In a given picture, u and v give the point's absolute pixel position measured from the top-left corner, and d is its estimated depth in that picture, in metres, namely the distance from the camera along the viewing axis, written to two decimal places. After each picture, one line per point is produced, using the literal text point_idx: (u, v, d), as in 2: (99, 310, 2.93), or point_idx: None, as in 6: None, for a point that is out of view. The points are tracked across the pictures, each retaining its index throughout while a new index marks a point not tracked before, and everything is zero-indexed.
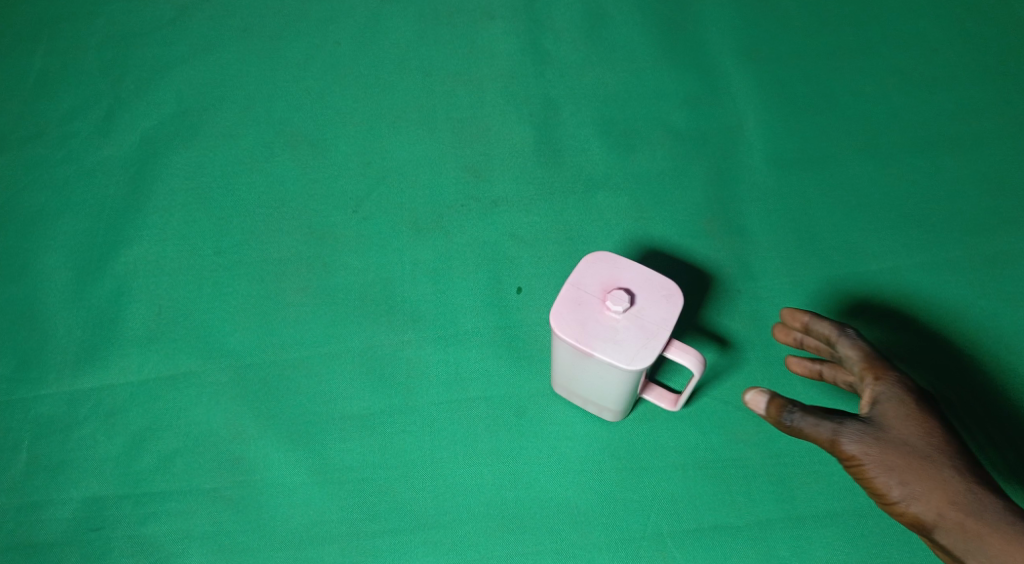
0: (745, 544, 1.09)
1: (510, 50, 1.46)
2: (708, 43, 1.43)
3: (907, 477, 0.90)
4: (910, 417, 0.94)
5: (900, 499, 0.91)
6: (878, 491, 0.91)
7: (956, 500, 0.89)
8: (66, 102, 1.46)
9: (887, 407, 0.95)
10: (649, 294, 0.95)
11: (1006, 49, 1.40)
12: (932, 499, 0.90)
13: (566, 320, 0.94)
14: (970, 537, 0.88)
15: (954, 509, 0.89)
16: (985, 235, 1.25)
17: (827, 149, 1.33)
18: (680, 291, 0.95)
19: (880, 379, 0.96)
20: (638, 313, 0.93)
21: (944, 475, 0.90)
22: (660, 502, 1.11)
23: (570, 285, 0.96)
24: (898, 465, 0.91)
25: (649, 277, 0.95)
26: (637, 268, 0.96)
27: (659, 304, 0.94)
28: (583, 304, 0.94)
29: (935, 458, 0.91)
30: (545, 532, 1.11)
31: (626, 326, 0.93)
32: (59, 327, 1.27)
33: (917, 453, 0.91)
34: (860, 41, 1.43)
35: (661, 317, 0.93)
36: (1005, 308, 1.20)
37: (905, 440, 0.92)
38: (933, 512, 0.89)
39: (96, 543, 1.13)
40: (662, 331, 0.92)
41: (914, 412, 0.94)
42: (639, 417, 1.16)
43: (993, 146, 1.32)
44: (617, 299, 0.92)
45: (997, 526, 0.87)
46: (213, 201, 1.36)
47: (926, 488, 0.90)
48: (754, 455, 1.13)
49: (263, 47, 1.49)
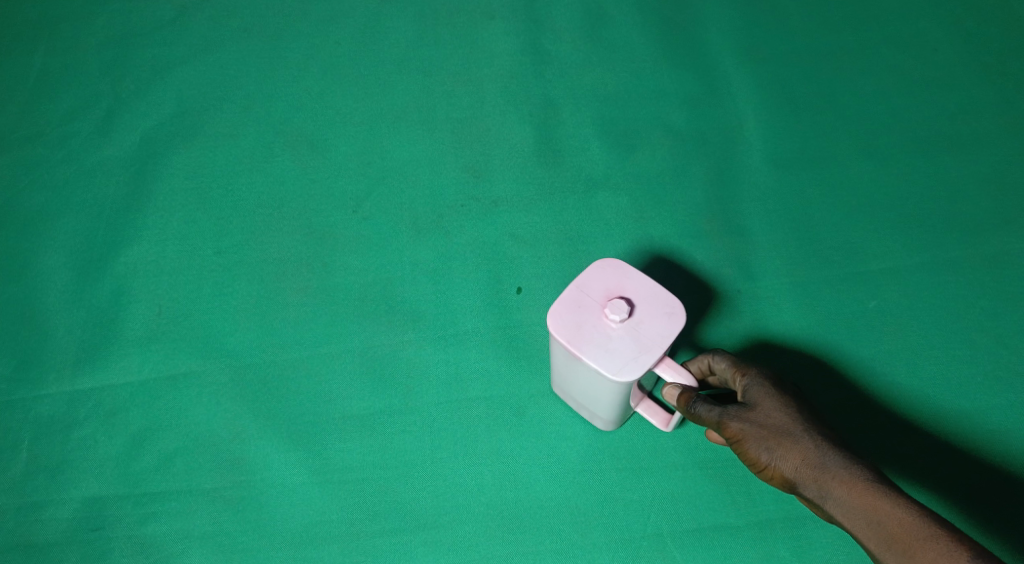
0: (746, 544, 1.09)
1: (510, 51, 1.46)
2: (708, 44, 1.43)
3: (770, 444, 0.93)
4: (774, 395, 0.97)
5: (768, 463, 0.93)
6: (752, 462, 0.94)
7: (809, 455, 0.90)
8: (66, 102, 1.46)
9: (751, 390, 0.98)
10: (651, 307, 0.94)
11: (1006, 49, 1.40)
12: (791, 460, 0.91)
13: (564, 320, 0.94)
14: (822, 486, 0.89)
15: (807, 464, 0.90)
16: (985, 235, 1.25)
17: (826, 149, 1.33)
18: (684, 312, 0.94)
19: (746, 372, 1.00)
20: (636, 326, 0.93)
21: (800, 437, 0.92)
22: (661, 502, 1.11)
23: (574, 287, 0.96)
24: (762, 434, 0.93)
25: (655, 292, 0.95)
26: (645, 280, 0.96)
27: (659, 320, 0.94)
28: (583, 307, 0.95)
29: (792, 424, 0.93)
30: (545, 533, 1.11)
31: (621, 337, 0.93)
32: (59, 328, 1.27)
33: (777, 422, 0.94)
34: (861, 41, 1.43)
35: (659, 333, 0.93)
36: (1005, 308, 1.20)
37: (767, 413, 0.95)
38: (793, 470, 0.91)
39: (96, 543, 1.13)
40: (657, 347, 0.92)
41: (778, 391, 0.97)
42: (639, 417, 1.16)
43: (993, 146, 1.32)
44: (616, 307, 0.92)
45: (844, 472, 0.88)
46: (213, 201, 1.36)
47: (785, 450, 0.92)
48: None
49: (264, 48, 1.49)
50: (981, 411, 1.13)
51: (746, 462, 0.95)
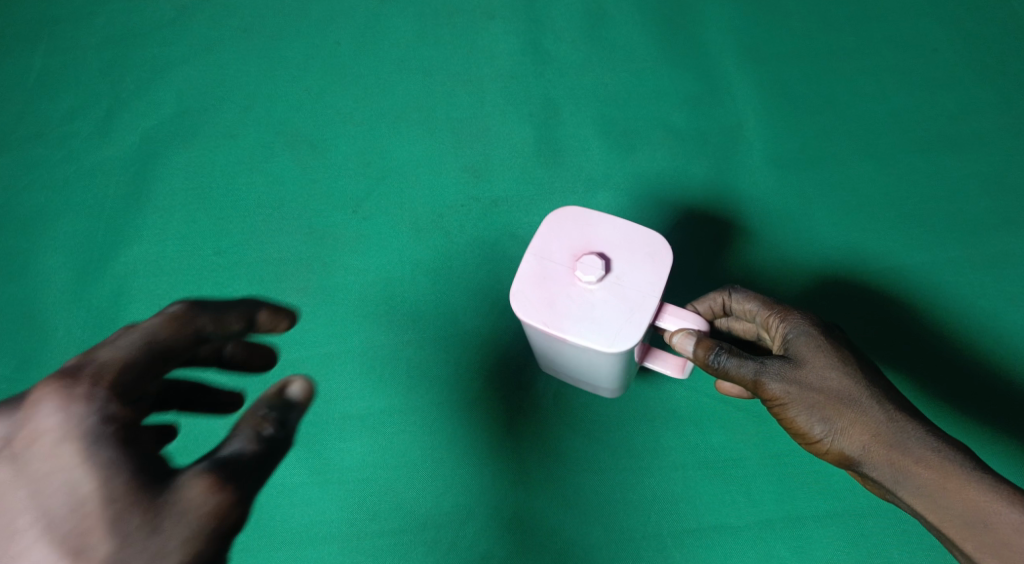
0: (747, 544, 1.09)
1: (510, 51, 1.45)
2: (707, 44, 1.43)
3: (826, 414, 0.93)
4: (820, 349, 0.96)
5: (824, 436, 0.94)
6: (802, 431, 0.95)
7: (877, 431, 0.91)
8: (66, 102, 1.46)
9: (796, 347, 0.97)
10: (629, 259, 0.95)
11: (1007, 48, 1.39)
12: (854, 435, 0.92)
13: (536, 299, 0.94)
14: (897, 467, 0.90)
15: (876, 441, 0.91)
16: (987, 235, 1.25)
17: (826, 149, 1.34)
18: (665, 247, 0.95)
19: (787, 319, 1.00)
20: (619, 282, 0.94)
21: (862, 408, 0.92)
22: (661, 503, 1.12)
23: (538, 260, 0.96)
24: (814, 402, 0.93)
25: (627, 240, 0.96)
26: (613, 228, 0.97)
27: (641, 267, 0.94)
28: (555, 277, 0.95)
29: (854, 392, 0.93)
30: (545, 533, 1.11)
31: (605, 299, 0.93)
32: (58, 327, 1.27)
33: (834, 389, 0.93)
34: (860, 41, 1.43)
35: (644, 280, 0.94)
36: (1007, 308, 1.20)
37: (818, 376, 0.94)
38: (857, 447, 0.92)
39: None
40: (645, 299, 0.93)
41: (824, 344, 0.96)
42: (638, 417, 1.16)
43: (993, 145, 1.32)
44: (586, 268, 0.93)
45: (919, 451, 0.89)
46: (213, 201, 1.36)
47: (847, 423, 0.93)
48: (755, 455, 1.13)
49: (264, 49, 1.49)
50: (980, 412, 1.15)
51: (795, 429, 0.96)
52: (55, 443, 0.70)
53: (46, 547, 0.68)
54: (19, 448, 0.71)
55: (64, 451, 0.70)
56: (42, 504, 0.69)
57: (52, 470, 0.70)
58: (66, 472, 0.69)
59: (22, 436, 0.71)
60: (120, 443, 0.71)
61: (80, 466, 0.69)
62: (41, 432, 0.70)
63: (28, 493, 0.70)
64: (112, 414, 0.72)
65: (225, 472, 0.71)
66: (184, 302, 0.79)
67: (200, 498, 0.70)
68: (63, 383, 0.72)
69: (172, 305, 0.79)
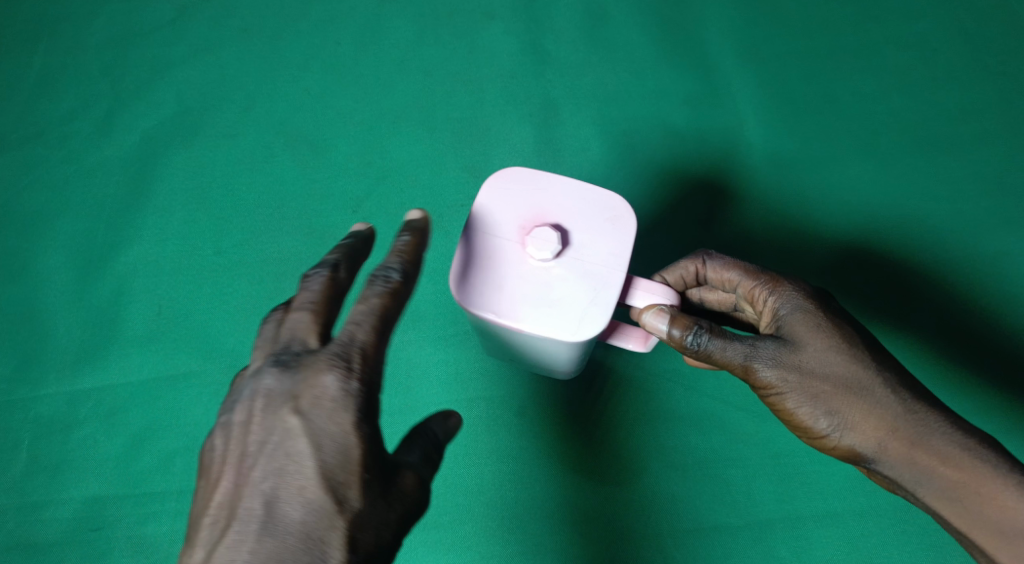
0: (747, 544, 1.11)
1: (510, 50, 1.44)
2: (708, 44, 1.42)
3: (831, 406, 0.93)
4: (811, 327, 0.96)
5: (829, 431, 0.94)
6: (805, 424, 0.95)
7: (886, 424, 0.92)
8: (66, 102, 1.45)
9: (788, 327, 0.97)
10: (588, 230, 0.96)
11: (1007, 48, 1.39)
12: (862, 429, 0.93)
13: (492, 278, 0.95)
14: (910, 461, 0.91)
15: (885, 434, 0.92)
16: (987, 236, 1.27)
17: (826, 149, 1.34)
18: (625, 211, 0.97)
19: (777, 292, 1.00)
20: (580, 252, 0.95)
21: (869, 399, 0.92)
22: (660, 502, 1.13)
23: (489, 235, 0.96)
24: (813, 392, 0.93)
25: (583, 210, 0.97)
26: (567, 198, 0.98)
27: (602, 236, 0.96)
28: (510, 253, 0.95)
29: (857, 381, 0.93)
30: (545, 534, 1.12)
31: (569, 271, 0.94)
32: (57, 328, 1.29)
33: (836, 378, 0.93)
34: (860, 40, 1.42)
35: (604, 248, 0.95)
36: (1006, 310, 1.23)
37: (816, 361, 0.94)
38: (865, 440, 0.93)
39: (95, 543, 1.18)
40: (606, 271, 0.94)
41: (815, 318, 0.96)
42: (638, 417, 1.16)
43: (993, 146, 1.32)
44: (541, 241, 0.93)
45: (922, 435, 0.91)
46: (213, 202, 1.36)
47: (854, 416, 0.93)
48: (755, 456, 1.14)
49: (263, 48, 1.47)
50: (979, 412, 1.19)
51: (795, 421, 0.96)
52: (337, 406, 0.81)
53: (321, 491, 0.79)
54: (302, 402, 0.81)
55: (345, 414, 0.81)
56: (320, 457, 0.80)
57: (332, 429, 0.80)
58: (343, 436, 0.80)
59: (309, 393, 0.81)
60: (376, 413, 0.83)
61: (356, 433, 0.81)
62: (326, 395, 0.81)
63: (308, 446, 0.80)
64: (374, 387, 0.83)
65: (426, 463, 0.86)
66: (405, 263, 0.87)
67: (415, 485, 0.84)
68: (336, 354, 0.82)
69: (397, 274, 0.86)
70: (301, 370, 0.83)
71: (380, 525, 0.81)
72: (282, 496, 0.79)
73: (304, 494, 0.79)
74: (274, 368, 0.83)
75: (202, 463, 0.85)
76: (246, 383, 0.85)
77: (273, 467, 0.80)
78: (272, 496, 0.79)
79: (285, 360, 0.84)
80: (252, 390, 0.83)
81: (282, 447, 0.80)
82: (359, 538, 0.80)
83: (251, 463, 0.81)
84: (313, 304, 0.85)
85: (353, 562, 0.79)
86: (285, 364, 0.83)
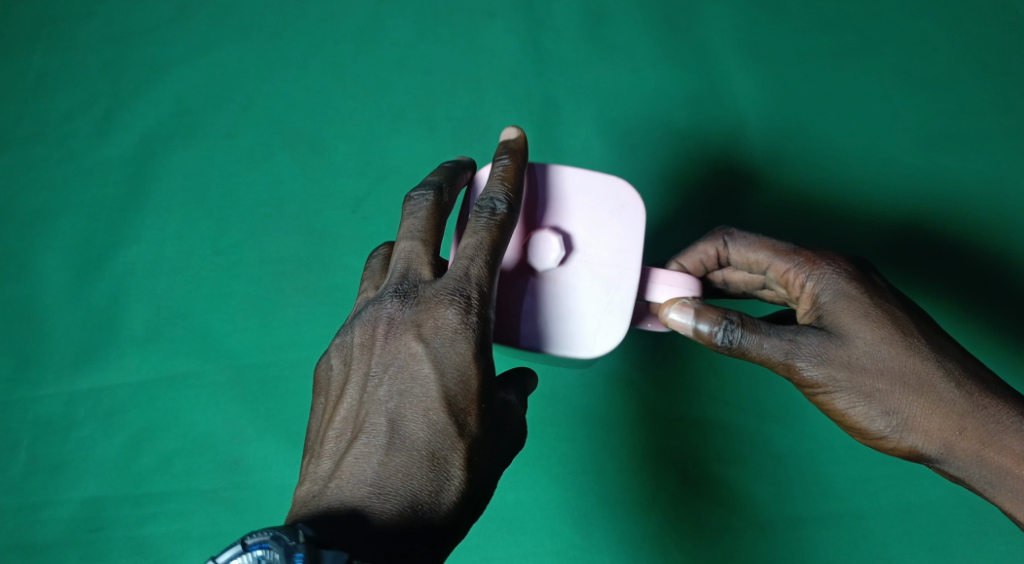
0: (747, 545, 1.17)
1: (510, 48, 1.42)
2: (709, 44, 1.40)
3: (888, 406, 0.93)
4: (852, 311, 0.96)
5: (888, 432, 0.94)
6: (861, 425, 0.95)
7: (948, 423, 0.92)
8: (65, 102, 1.44)
9: (830, 315, 0.97)
10: (594, 227, 1.03)
11: (1010, 47, 1.38)
12: (923, 429, 0.93)
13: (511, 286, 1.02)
14: (974, 460, 0.92)
15: (947, 433, 0.92)
16: (984, 239, 1.30)
17: (828, 151, 1.34)
18: (629, 201, 1.03)
19: (814, 275, 1.00)
20: (587, 252, 1.02)
21: (929, 397, 0.92)
22: (657, 504, 1.19)
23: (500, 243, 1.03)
24: (868, 391, 0.93)
25: (587, 207, 1.03)
26: (570, 196, 1.03)
27: (608, 231, 1.02)
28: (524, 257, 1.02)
29: (914, 376, 0.93)
30: (546, 535, 1.18)
31: (579, 272, 1.02)
32: (56, 328, 1.29)
33: (892, 375, 0.93)
34: (863, 40, 1.40)
35: (611, 245, 1.02)
36: (998, 314, 1.28)
37: (868, 357, 0.93)
38: (926, 440, 0.93)
39: (96, 543, 1.19)
40: (615, 269, 1.02)
41: (858, 304, 0.96)
42: (633, 418, 1.21)
43: (992, 147, 1.34)
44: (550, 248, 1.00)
45: (980, 424, 0.92)
46: (211, 203, 1.36)
47: (914, 414, 0.93)
48: (756, 457, 1.20)
49: (261, 46, 1.45)
50: None
51: (851, 422, 0.96)
52: (457, 335, 0.87)
53: (443, 412, 0.85)
54: (424, 329, 0.88)
55: (465, 345, 0.87)
56: (441, 380, 0.86)
57: (454, 356, 0.87)
58: (464, 364, 0.87)
59: (430, 322, 0.88)
60: (491, 347, 0.89)
61: (473, 363, 0.87)
62: (446, 325, 0.88)
63: (432, 371, 0.86)
64: (489, 326, 0.90)
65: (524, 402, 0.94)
66: (509, 194, 0.95)
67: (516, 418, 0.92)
68: (455, 289, 0.89)
69: (501, 206, 0.94)
70: (420, 300, 0.90)
71: (488, 452, 0.87)
72: (404, 414, 0.85)
73: (427, 413, 0.85)
74: (396, 297, 0.91)
75: (322, 382, 0.95)
76: (369, 307, 0.93)
77: (397, 388, 0.87)
78: (397, 414, 0.85)
79: (404, 290, 0.92)
80: (372, 316, 0.91)
81: (405, 369, 0.87)
82: (475, 461, 0.86)
83: (373, 383, 0.88)
84: (421, 232, 0.95)
85: (469, 483, 0.85)
86: (404, 294, 0.91)
